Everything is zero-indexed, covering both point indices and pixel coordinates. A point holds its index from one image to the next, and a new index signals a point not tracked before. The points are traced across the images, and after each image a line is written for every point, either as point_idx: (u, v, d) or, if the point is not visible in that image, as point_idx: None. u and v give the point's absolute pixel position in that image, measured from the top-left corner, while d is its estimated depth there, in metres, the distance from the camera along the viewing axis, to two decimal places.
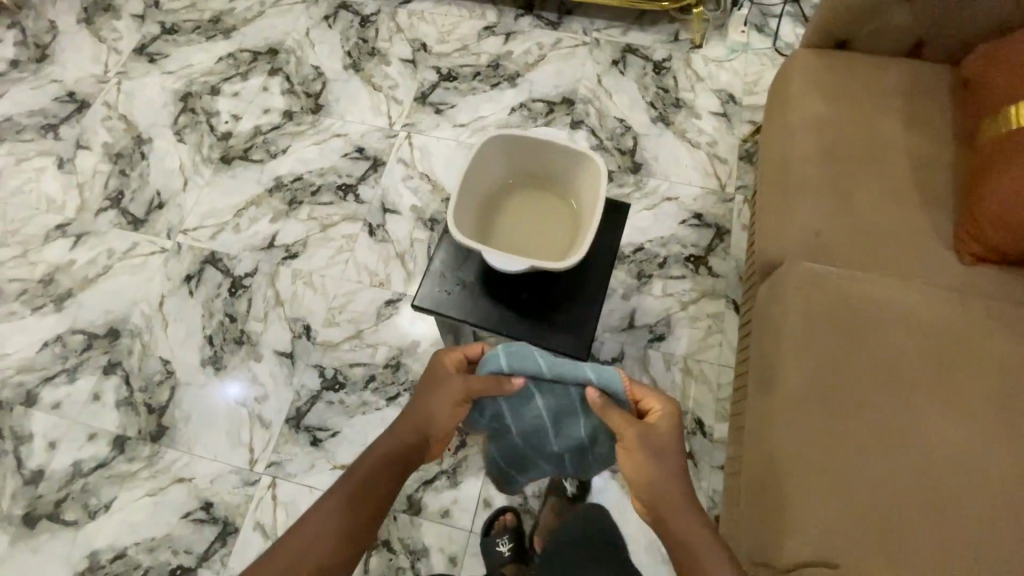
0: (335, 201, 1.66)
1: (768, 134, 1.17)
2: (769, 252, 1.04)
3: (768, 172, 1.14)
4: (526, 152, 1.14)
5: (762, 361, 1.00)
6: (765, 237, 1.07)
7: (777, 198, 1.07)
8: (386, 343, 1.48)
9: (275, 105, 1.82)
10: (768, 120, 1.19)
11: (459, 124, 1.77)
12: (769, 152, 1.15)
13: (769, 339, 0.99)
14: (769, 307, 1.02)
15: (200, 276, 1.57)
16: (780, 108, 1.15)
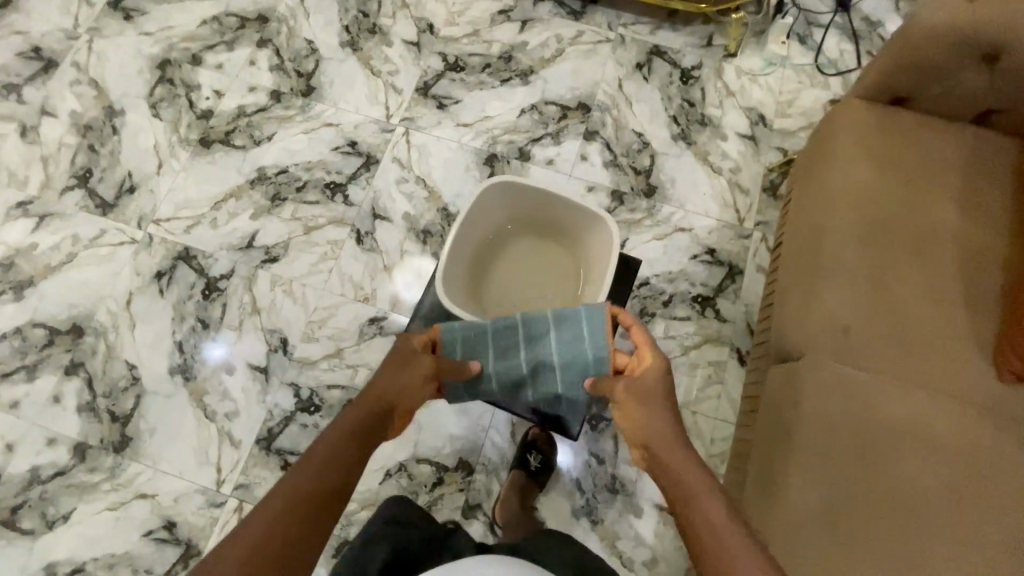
0: (322, 202, 1.53)
1: (805, 196, 1.06)
2: (788, 337, 0.95)
3: (799, 240, 1.03)
4: (530, 200, 1.10)
5: (765, 455, 0.93)
6: (786, 316, 0.98)
7: (806, 275, 0.97)
8: (367, 366, 1.40)
9: (261, 83, 1.65)
10: (807, 177, 1.08)
11: (463, 123, 1.62)
12: (803, 216, 1.04)
13: (776, 435, 0.92)
14: (780, 397, 0.94)
15: (172, 274, 1.46)
16: (822, 169, 1.03)
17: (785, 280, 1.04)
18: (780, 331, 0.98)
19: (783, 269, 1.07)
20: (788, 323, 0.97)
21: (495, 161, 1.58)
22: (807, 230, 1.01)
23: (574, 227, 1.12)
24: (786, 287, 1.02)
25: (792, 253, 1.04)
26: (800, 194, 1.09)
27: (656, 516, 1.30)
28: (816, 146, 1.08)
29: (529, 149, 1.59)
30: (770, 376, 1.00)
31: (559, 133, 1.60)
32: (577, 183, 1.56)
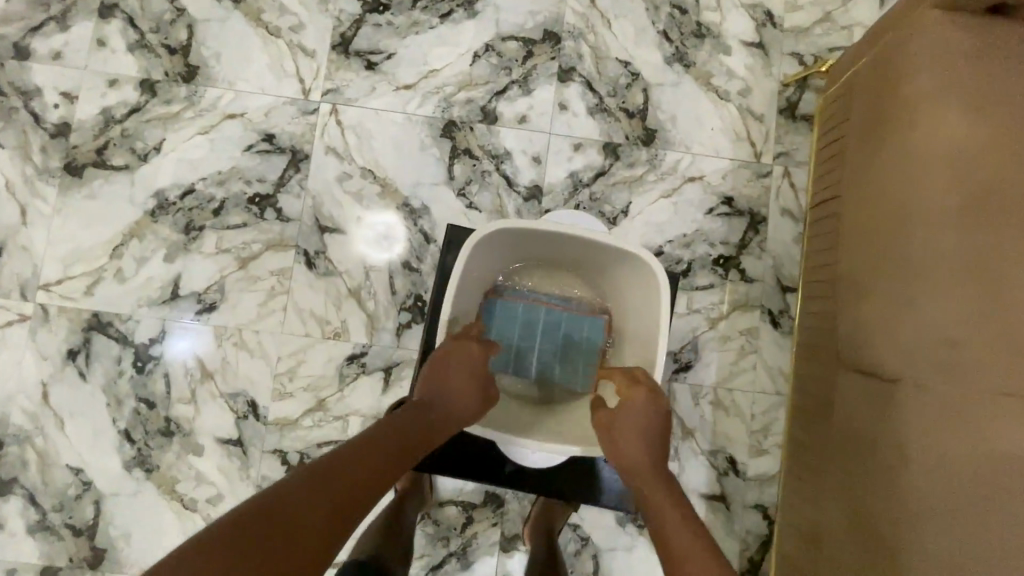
0: (250, 223, 1.22)
1: (875, 166, 0.86)
2: (874, 352, 0.80)
3: (872, 225, 0.84)
4: (541, 243, 0.98)
5: (856, 490, 0.81)
6: (868, 324, 0.81)
7: (891, 273, 0.79)
8: (357, 413, 1.19)
9: (124, 72, 1.23)
10: (874, 139, 0.87)
11: (403, 85, 1.26)
12: (875, 193, 0.85)
13: (866, 469, 0.79)
14: (869, 423, 0.80)
15: (88, 350, 1.18)
16: (899, 132, 0.82)
17: (857, 273, 0.86)
18: (861, 341, 0.82)
19: (849, 257, 0.89)
20: (872, 333, 0.80)
21: (454, 130, 1.25)
22: (886, 212, 0.82)
23: (597, 265, 1.01)
24: (862, 285, 0.84)
25: (863, 240, 0.86)
26: (866, 160, 0.88)
27: (704, 507, 1.21)
28: (885, 96, 0.86)
29: (494, 106, 1.26)
30: (847, 391, 0.86)
31: (527, 79, 1.27)
32: (560, 141, 1.26)
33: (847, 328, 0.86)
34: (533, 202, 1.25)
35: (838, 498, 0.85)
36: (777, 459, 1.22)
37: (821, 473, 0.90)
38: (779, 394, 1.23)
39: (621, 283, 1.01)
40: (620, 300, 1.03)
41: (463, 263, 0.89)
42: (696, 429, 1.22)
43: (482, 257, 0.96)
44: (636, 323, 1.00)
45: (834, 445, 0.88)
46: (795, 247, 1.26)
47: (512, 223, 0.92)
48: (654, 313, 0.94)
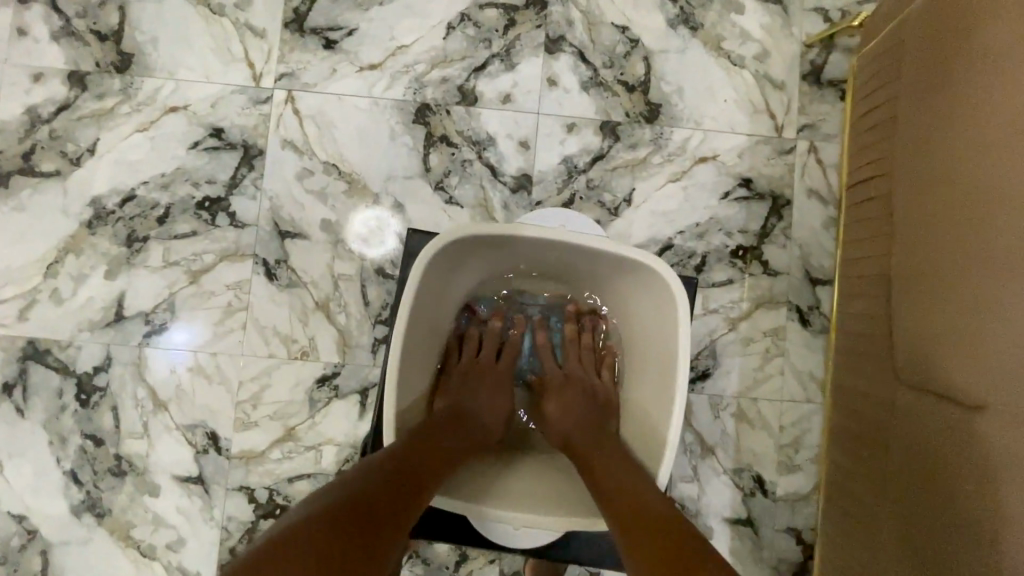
0: (200, 231, 1.07)
1: (937, 136, 0.70)
2: (949, 364, 0.65)
3: (939, 208, 0.69)
4: (520, 248, 0.84)
5: (926, 533, 0.66)
6: (941, 331, 0.66)
7: (968, 268, 0.64)
8: (331, 442, 1.05)
9: (49, 64, 1.08)
10: (935, 103, 0.71)
11: (368, 65, 1.10)
12: (940, 169, 0.69)
13: (938, 508, 0.65)
14: (941, 452, 0.65)
15: (25, 382, 1.04)
16: (971, 92, 0.67)
17: (919, 268, 0.71)
18: (931, 351, 0.67)
19: (906, 249, 0.74)
20: (945, 342, 0.66)
21: (428, 114, 1.09)
22: (959, 192, 0.67)
23: (593, 269, 0.87)
24: (929, 283, 0.69)
25: (927, 227, 0.70)
26: (923, 130, 0.73)
27: (729, 533, 1.06)
28: (945, 51, 0.71)
29: (473, 85, 1.10)
30: (907, 411, 0.71)
31: (510, 52, 1.10)
32: (551, 122, 1.10)
33: (909, 335, 0.71)
34: (521, 193, 1.09)
35: (898, 542, 0.70)
36: (811, 476, 1.07)
37: (880, 484, 0.75)
38: (812, 402, 1.07)
39: (626, 286, 0.87)
40: (630, 305, 0.89)
41: (417, 282, 0.76)
42: (717, 446, 1.07)
43: (443, 271, 0.82)
44: (649, 331, 0.86)
45: (890, 475, 0.73)
46: (825, 232, 1.10)
47: (489, 228, 0.78)
48: (668, 320, 0.80)
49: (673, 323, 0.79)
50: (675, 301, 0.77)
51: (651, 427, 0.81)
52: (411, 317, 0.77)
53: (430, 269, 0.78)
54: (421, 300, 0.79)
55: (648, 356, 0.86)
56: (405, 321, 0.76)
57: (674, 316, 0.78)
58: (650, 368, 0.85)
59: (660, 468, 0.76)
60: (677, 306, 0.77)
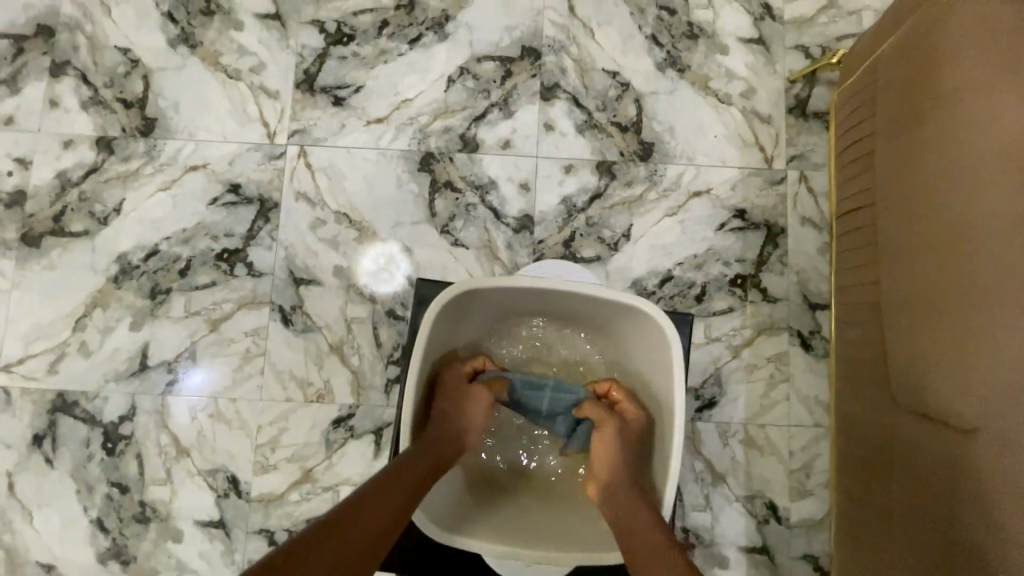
0: (219, 281, 1.12)
1: (911, 172, 0.74)
2: (939, 389, 0.67)
3: (918, 240, 0.72)
4: (521, 299, 0.89)
5: (929, 558, 0.67)
6: (930, 357, 0.69)
7: (949, 296, 0.67)
8: (347, 482, 1.07)
9: (79, 131, 1.16)
10: (907, 142, 0.76)
11: (374, 119, 1.17)
12: (916, 203, 0.73)
13: (938, 531, 0.66)
14: (938, 475, 0.67)
15: (54, 434, 1.09)
16: (939, 131, 0.71)
17: (904, 297, 0.74)
18: (922, 377, 0.70)
19: (891, 279, 0.77)
20: (934, 368, 0.68)
21: (432, 162, 1.15)
22: (935, 225, 0.70)
23: (591, 315, 0.91)
24: (914, 311, 0.72)
25: (908, 258, 0.74)
26: (898, 167, 0.77)
27: (745, 562, 1.06)
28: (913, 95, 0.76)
29: (474, 133, 1.16)
30: (905, 436, 0.73)
31: (507, 100, 1.17)
32: (549, 164, 1.15)
33: (900, 362, 0.74)
34: (524, 232, 1.14)
35: (902, 566, 0.71)
36: (824, 500, 1.07)
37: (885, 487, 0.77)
38: (820, 426, 1.09)
39: (625, 331, 0.90)
40: (626, 349, 0.92)
41: (424, 336, 0.80)
42: (728, 473, 1.08)
43: (447, 324, 0.86)
44: (649, 374, 0.88)
45: (892, 500, 0.75)
46: (820, 258, 1.13)
47: (490, 282, 0.82)
48: (666, 363, 0.83)
49: (670, 365, 0.82)
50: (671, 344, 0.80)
51: (656, 470, 0.83)
52: (419, 370, 0.81)
53: (437, 323, 0.82)
54: (428, 353, 0.83)
55: (649, 399, 0.88)
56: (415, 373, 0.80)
57: (670, 359, 0.81)
58: (652, 410, 0.87)
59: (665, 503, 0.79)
60: (672, 349, 0.80)
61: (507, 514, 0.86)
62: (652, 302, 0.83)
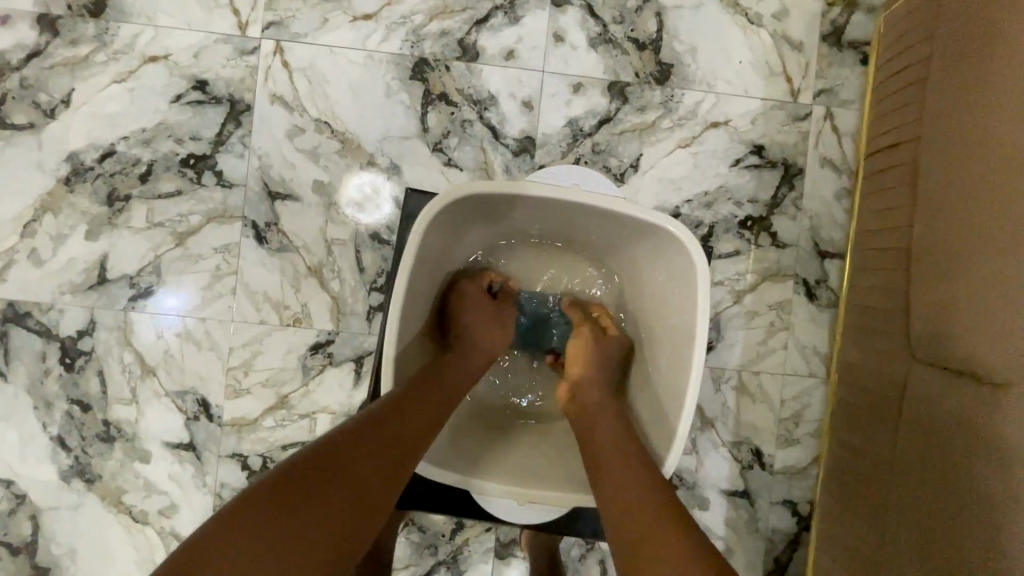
0: (185, 190, 1.02)
1: (969, 109, 0.66)
2: (974, 351, 0.63)
3: (966, 189, 0.66)
4: (526, 213, 0.82)
5: (931, 521, 0.66)
6: (965, 314, 0.64)
7: (992, 250, 0.62)
8: (325, 411, 1.03)
9: (16, 6, 1.00)
10: (966, 73, 0.67)
11: (362, 15, 1.03)
12: (965, 139, 0.66)
13: (946, 495, 0.64)
14: (957, 442, 0.64)
15: (5, 346, 1.01)
16: (1008, 62, 0.63)
17: (940, 244, 0.68)
18: (953, 335, 0.65)
19: (925, 229, 0.71)
20: (970, 326, 0.63)
21: (426, 70, 1.03)
22: (981, 164, 0.64)
23: (602, 234, 0.84)
24: (944, 242, 0.68)
25: (951, 206, 0.67)
26: (952, 104, 0.69)
27: (725, 504, 1.06)
28: (978, 19, 0.66)
29: (474, 39, 1.03)
30: (920, 397, 0.70)
31: (514, 4, 1.03)
32: (556, 82, 1.04)
33: (926, 318, 0.70)
34: (524, 156, 1.04)
35: (897, 489, 0.72)
36: (810, 449, 1.06)
37: (889, 415, 0.75)
38: (815, 377, 1.06)
39: (637, 255, 0.85)
40: (637, 274, 0.87)
41: (416, 247, 0.73)
42: (717, 418, 1.06)
43: (442, 233, 0.78)
44: (661, 299, 0.83)
45: (895, 462, 0.73)
46: (836, 203, 1.06)
47: (492, 187, 0.74)
48: (686, 287, 0.78)
49: (690, 286, 0.77)
50: (693, 264, 0.75)
51: (664, 401, 0.81)
52: (409, 284, 0.74)
53: (431, 232, 0.75)
54: (420, 267, 0.76)
55: (659, 328, 0.84)
56: (405, 288, 0.73)
57: (691, 283, 0.77)
58: (661, 338, 0.83)
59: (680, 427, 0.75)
60: (697, 271, 0.75)
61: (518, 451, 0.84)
62: (674, 220, 0.76)
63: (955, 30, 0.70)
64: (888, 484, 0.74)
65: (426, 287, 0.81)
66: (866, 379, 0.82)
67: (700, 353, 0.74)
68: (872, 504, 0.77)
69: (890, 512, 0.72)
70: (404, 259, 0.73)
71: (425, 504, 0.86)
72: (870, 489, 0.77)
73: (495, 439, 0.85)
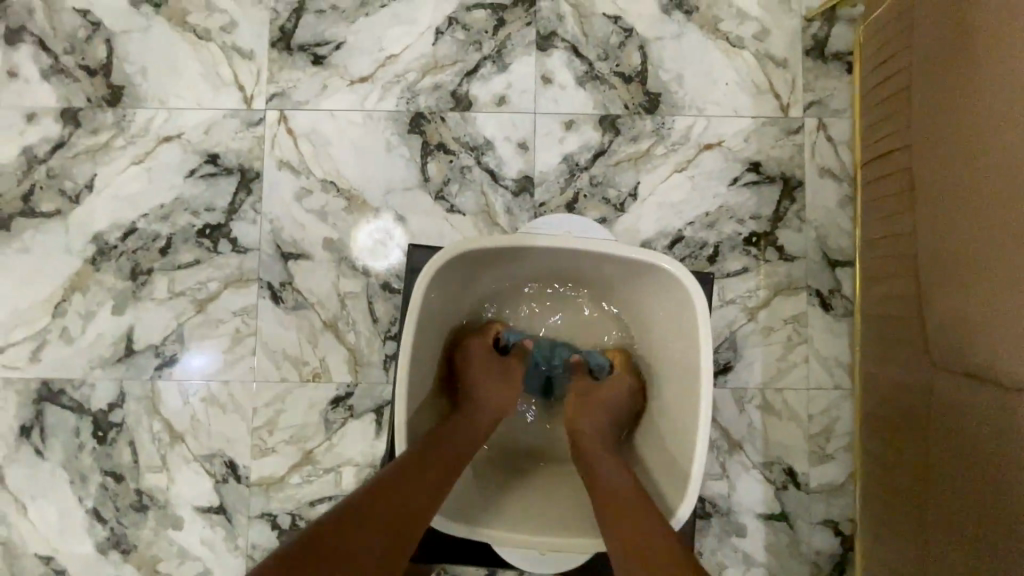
0: (202, 259, 1.06)
1: (958, 119, 0.67)
2: (994, 361, 0.62)
3: (966, 198, 0.66)
4: (523, 260, 0.83)
5: (977, 540, 0.63)
6: (979, 324, 0.64)
7: (999, 258, 0.62)
8: (349, 463, 1.03)
9: (41, 103, 1.08)
10: (952, 84, 0.68)
11: (359, 78, 1.08)
12: (953, 150, 0.68)
13: (988, 517, 0.62)
14: (989, 456, 0.62)
15: (42, 424, 1.04)
16: (984, 75, 0.64)
17: (943, 253, 0.69)
18: (972, 345, 0.64)
19: (931, 239, 0.71)
20: (987, 335, 0.63)
21: (423, 123, 1.07)
22: (973, 174, 0.65)
23: (601, 274, 0.85)
24: (948, 251, 0.68)
25: (949, 217, 0.68)
26: (941, 114, 0.70)
27: (764, 529, 1.03)
28: (958, 31, 0.67)
29: (466, 89, 1.08)
30: (947, 409, 0.68)
31: (501, 52, 1.08)
32: (548, 121, 1.07)
33: (942, 330, 0.69)
34: (524, 195, 1.06)
35: (938, 504, 0.69)
36: (845, 464, 1.03)
37: (916, 430, 0.74)
38: (840, 389, 1.04)
39: (635, 290, 0.85)
40: (638, 309, 0.88)
41: (419, 306, 0.74)
42: (745, 440, 1.04)
43: (445, 288, 0.80)
44: (664, 332, 0.83)
45: (930, 485, 0.70)
46: (840, 212, 1.06)
47: (486, 241, 0.76)
48: (685, 322, 0.78)
49: (691, 320, 0.77)
50: (692, 299, 0.75)
51: (676, 437, 0.80)
52: (416, 342, 0.76)
53: (432, 290, 0.77)
54: (424, 325, 0.78)
55: (668, 361, 0.83)
56: (410, 347, 0.75)
57: (691, 317, 0.76)
58: (669, 372, 0.83)
59: (694, 464, 0.74)
60: (696, 306, 0.75)
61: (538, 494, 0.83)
62: (667, 256, 0.77)
63: (930, 44, 0.71)
64: (926, 501, 0.71)
65: (435, 335, 0.82)
66: (891, 392, 0.80)
67: (709, 386, 0.74)
68: (913, 522, 0.74)
69: (933, 528, 0.70)
70: (408, 315, 0.75)
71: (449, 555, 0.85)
72: (909, 506, 0.75)
73: (515, 482, 0.85)
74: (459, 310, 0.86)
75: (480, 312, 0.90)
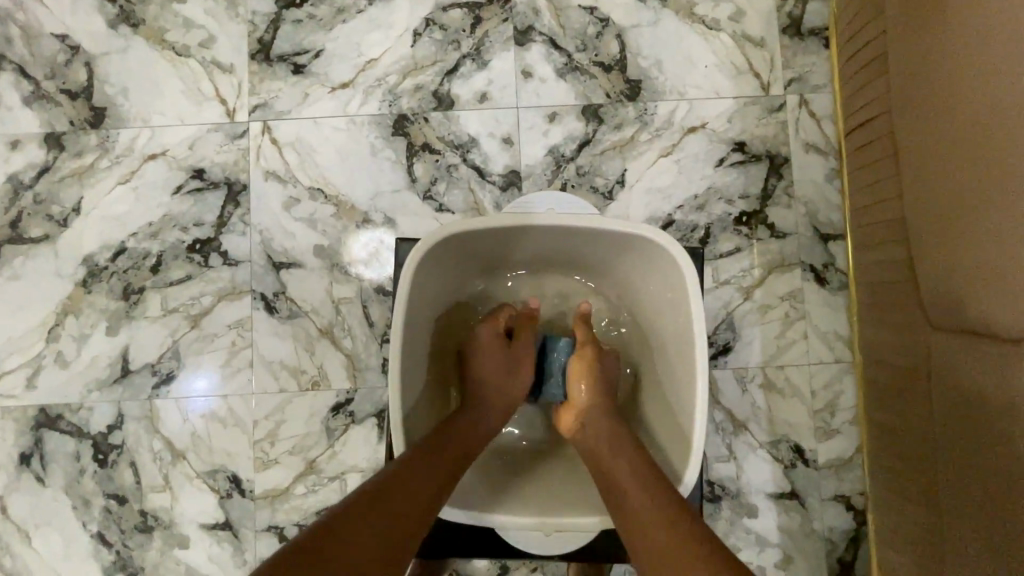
0: (193, 274, 1.06)
1: (934, 78, 0.67)
2: (990, 317, 0.61)
3: (951, 165, 0.65)
4: (512, 243, 0.84)
5: (987, 497, 0.63)
6: (972, 290, 0.63)
7: (985, 223, 0.62)
8: (353, 470, 1.02)
9: (25, 130, 1.08)
10: (932, 48, 0.67)
11: (340, 84, 1.08)
12: (931, 110, 0.68)
13: (992, 483, 0.62)
14: (989, 409, 0.62)
15: (41, 451, 1.03)
16: (954, 33, 0.64)
17: (932, 213, 0.69)
18: (968, 310, 0.64)
19: (920, 203, 0.71)
20: (980, 293, 0.62)
21: (407, 125, 1.08)
22: (951, 131, 0.65)
23: (590, 253, 0.85)
24: (937, 209, 0.68)
25: (934, 177, 0.68)
26: (923, 78, 0.69)
27: (775, 508, 1.02)
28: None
29: (447, 89, 1.08)
30: (949, 373, 0.68)
31: (480, 50, 1.08)
32: (532, 114, 1.07)
33: (937, 289, 0.69)
34: (512, 190, 1.06)
35: (949, 465, 0.68)
36: (852, 438, 1.02)
37: (923, 392, 0.73)
38: (841, 362, 1.03)
39: (626, 268, 0.86)
40: (631, 288, 0.88)
41: (407, 292, 0.74)
42: (750, 420, 1.03)
43: (432, 274, 0.80)
44: (658, 309, 0.83)
45: (940, 443, 0.70)
46: (828, 185, 1.06)
47: (471, 223, 0.76)
48: (677, 294, 0.78)
49: (682, 292, 0.77)
50: (681, 269, 0.75)
51: (674, 415, 0.79)
52: (406, 327, 0.75)
53: (419, 275, 0.77)
54: (414, 314, 0.78)
55: (663, 338, 0.83)
56: (402, 332, 0.74)
57: (683, 289, 0.76)
58: (665, 349, 0.83)
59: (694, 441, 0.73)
60: (686, 277, 0.75)
61: (541, 482, 0.82)
62: (655, 227, 0.77)
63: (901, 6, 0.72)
64: (938, 463, 0.70)
65: (426, 326, 0.82)
66: (894, 356, 0.79)
67: (703, 357, 0.74)
68: (926, 487, 0.73)
69: (947, 491, 0.69)
70: (397, 300, 0.74)
71: (450, 551, 0.83)
72: (921, 470, 0.74)
73: (512, 473, 0.84)
74: (448, 298, 0.86)
75: (471, 299, 0.91)
